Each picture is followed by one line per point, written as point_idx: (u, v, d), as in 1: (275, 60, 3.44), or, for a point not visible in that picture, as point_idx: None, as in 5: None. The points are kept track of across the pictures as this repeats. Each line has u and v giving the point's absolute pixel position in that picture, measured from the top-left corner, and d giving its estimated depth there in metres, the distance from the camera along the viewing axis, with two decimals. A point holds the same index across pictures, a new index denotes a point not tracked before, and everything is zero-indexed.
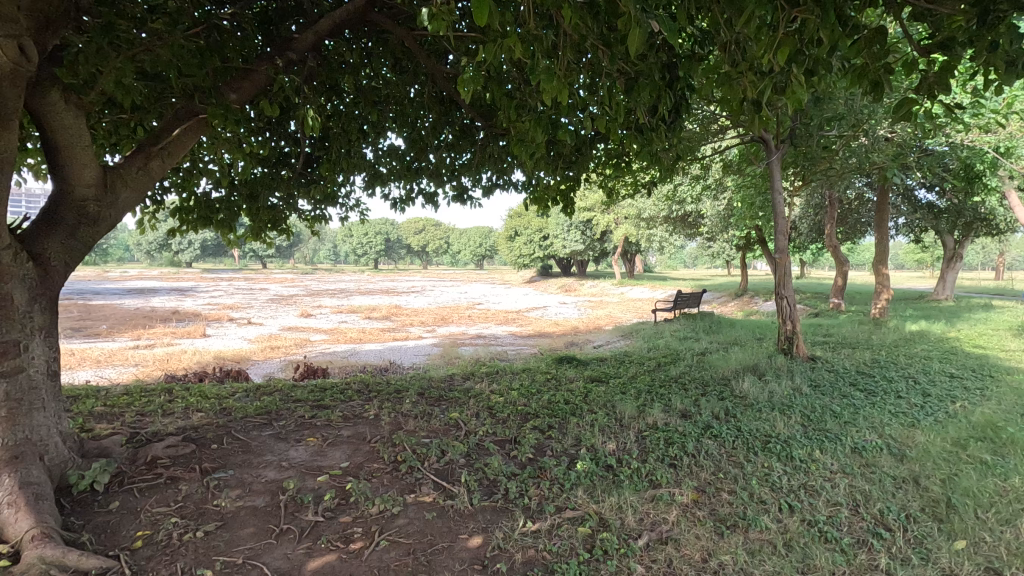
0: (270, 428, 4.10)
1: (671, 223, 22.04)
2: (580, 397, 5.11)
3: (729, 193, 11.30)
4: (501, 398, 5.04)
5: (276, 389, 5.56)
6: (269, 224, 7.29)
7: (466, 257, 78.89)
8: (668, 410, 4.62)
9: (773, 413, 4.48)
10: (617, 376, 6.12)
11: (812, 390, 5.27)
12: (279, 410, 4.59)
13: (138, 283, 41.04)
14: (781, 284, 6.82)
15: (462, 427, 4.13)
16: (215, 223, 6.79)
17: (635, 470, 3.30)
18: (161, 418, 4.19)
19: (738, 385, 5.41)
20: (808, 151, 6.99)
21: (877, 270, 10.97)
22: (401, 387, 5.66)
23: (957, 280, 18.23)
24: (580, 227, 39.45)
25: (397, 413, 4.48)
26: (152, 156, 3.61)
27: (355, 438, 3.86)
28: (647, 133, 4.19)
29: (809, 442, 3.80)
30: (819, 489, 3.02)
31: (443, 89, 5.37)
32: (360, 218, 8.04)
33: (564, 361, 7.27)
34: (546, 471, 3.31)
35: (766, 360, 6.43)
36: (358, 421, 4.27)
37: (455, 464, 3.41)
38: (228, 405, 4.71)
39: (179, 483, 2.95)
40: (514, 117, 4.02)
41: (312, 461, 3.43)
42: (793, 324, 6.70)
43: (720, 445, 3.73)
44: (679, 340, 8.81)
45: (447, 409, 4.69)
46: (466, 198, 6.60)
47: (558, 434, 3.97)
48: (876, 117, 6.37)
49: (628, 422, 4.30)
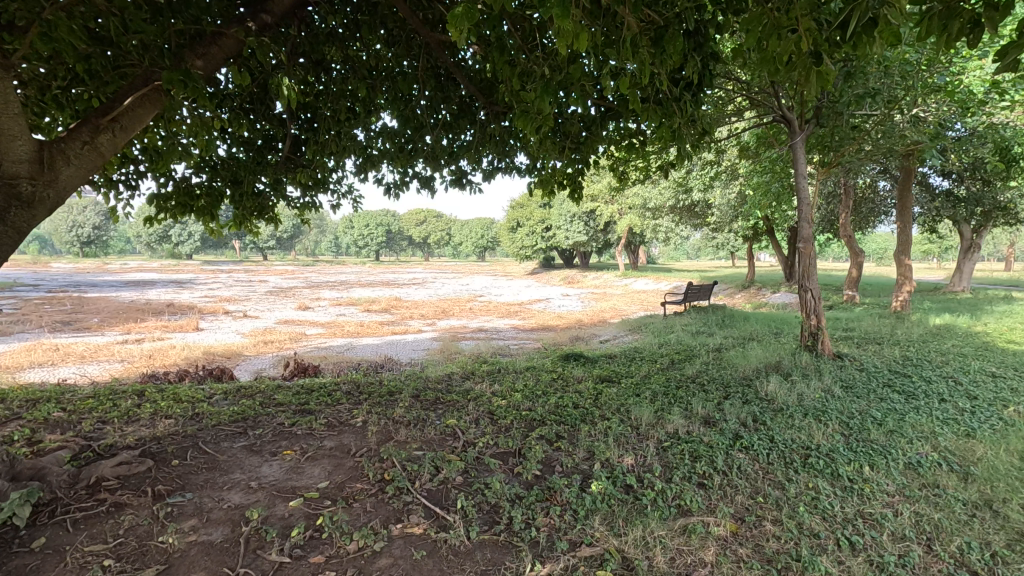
0: (244, 438, 3.65)
1: (678, 213, 21.53)
2: (590, 400, 4.66)
3: (742, 179, 10.76)
4: (504, 402, 4.59)
5: (259, 391, 5.10)
6: (255, 212, 6.84)
7: (468, 248, 78.38)
8: (689, 416, 4.16)
9: (807, 420, 4.01)
10: (630, 376, 5.64)
11: (845, 391, 4.80)
12: (258, 416, 4.15)
13: (138, 275, 40.60)
14: (805, 276, 6.31)
15: (460, 437, 3.68)
16: (196, 213, 6.35)
17: (660, 492, 2.85)
18: (123, 427, 3.74)
19: (763, 386, 4.94)
20: (836, 132, 6.47)
21: (898, 261, 10.46)
22: (394, 388, 5.21)
23: (974, 271, 17.69)
24: (583, 218, 38.78)
25: (389, 419, 4.03)
26: (101, 129, 3.12)
27: (338, 452, 3.41)
28: (669, 105, 3.71)
29: (854, 455, 3.34)
30: (880, 519, 2.56)
31: (439, 61, 4.89)
32: (353, 206, 7.58)
33: (571, 359, 6.81)
34: (556, 493, 2.87)
35: (789, 358, 5.97)
36: (343, 430, 3.82)
37: (451, 485, 2.96)
38: (203, 410, 4.27)
39: (124, 512, 2.52)
40: (517, 85, 3.51)
41: (286, 480, 2.99)
42: (819, 319, 6.21)
43: (753, 460, 3.28)
44: (691, 335, 8.33)
45: (444, 415, 4.23)
46: (465, 182, 6.13)
47: (568, 446, 3.52)
48: (913, 93, 5.86)
49: (645, 430, 3.85)
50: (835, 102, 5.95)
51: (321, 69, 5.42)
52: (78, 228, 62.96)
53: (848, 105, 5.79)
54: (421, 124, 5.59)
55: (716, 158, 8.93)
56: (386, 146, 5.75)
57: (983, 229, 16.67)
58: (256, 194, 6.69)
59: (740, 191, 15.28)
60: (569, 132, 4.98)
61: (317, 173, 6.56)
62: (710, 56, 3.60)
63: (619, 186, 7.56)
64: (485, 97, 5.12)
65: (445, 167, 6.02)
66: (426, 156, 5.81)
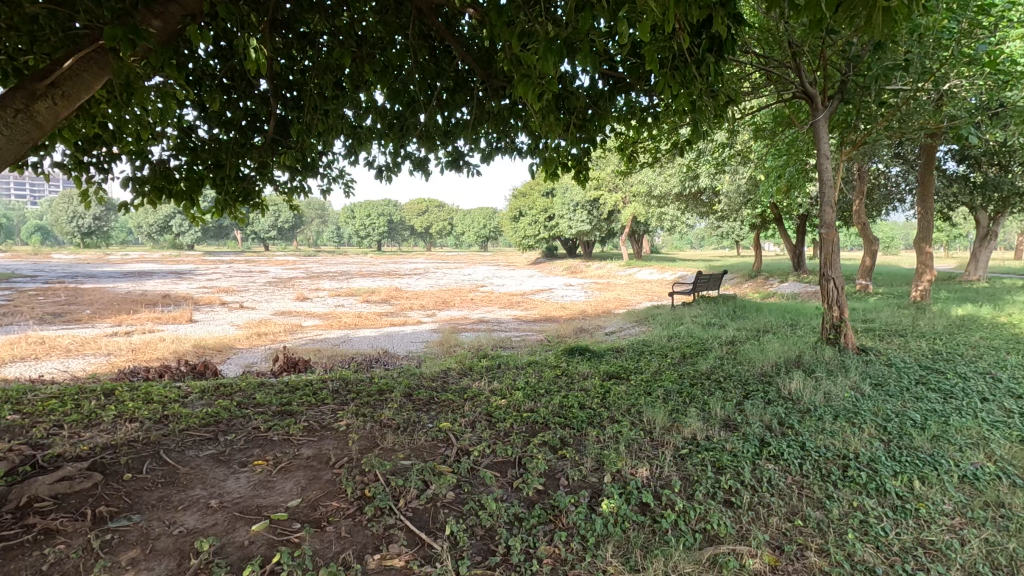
0: (212, 445, 3.28)
1: (683, 200, 21.03)
2: (597, 400, 4.27)
3: (753, 162, 10.30)
4: (503, 402, 4.21)
5: (239, 389, 4.73)
6: (240, 198, 6.45)
7: (470, 239, 77.92)
8: (707, 418, 3.76)
9: (839, 423, 3.62)
10: (639, 373, 5.23)
11: (875, 389, 4.41)
12: (232, 419, 3.76)
13: (137, 266, 40.31)
14: (827, 264, 5.88)
15: (453, 444, 3.30)
16: (176, 199, 5.96)
17: (682, 514, 2.46)
18: (77, 434, 3.36)
19: (785, 384, 4.54)
20: (861, 108, 6.03)
21: (917, 248, 10.01)
22: (385, 385, 4.84)
23: (990, 259, 17.17)
24: (586, 207, 37.66)
25: (375, 423, 3.65)
26: (39, 95, 2.70)
27: (316, 462, 3.03)
28: (688, 71, 3.30)
29: (900, 465, 2.94)
30: (945, 550, 2.18)
31: (431, 28, 4.47)
32: (347, 192, 7.18)
33: (576, 352, 6.40)
34: (561, 515, 2.49)
35: (810, 353, 5.55)
36: (324, 435, 3.44)
37: (441, 503, 2.59)
38: (173, 412, 3.89)
39: (53, 542, 2.16)
40: (516, 44, 3.06)
41: (251, 498, 2.61)
42: (842, 311, 5.80)
43: (785, 472, 2.89)
44: (701, 327, 7.92)
45: (437, 417, 3.85)
46: (462, 164, 5.71)
47: (574, 454, 3.15)
48: (945, 65, 5.43)
49: (660, 436, 3.46)
50: (862, 74, 5.52)
51: (305, 41, 5.01)
52: (78, 219, 62.69)
53: (876, 79, 5.35)
54: (413, 100, 5.17)
55: (729, 140, 8.47)
56: (376, 125, 5.32)
57: (1000, 216, 16.16)
58: (241, 178, 6.31)
59: (750, 177, 14.79)
60: (574, 107, 4.57)
61: (304, 156, 6.16)
62: (735, 14, 3.19)
63: (627, 169, 7.14)
64: (483, 70, 4.71)
65: (440, 147, 5.61)
66: (420, 135, 5.38)
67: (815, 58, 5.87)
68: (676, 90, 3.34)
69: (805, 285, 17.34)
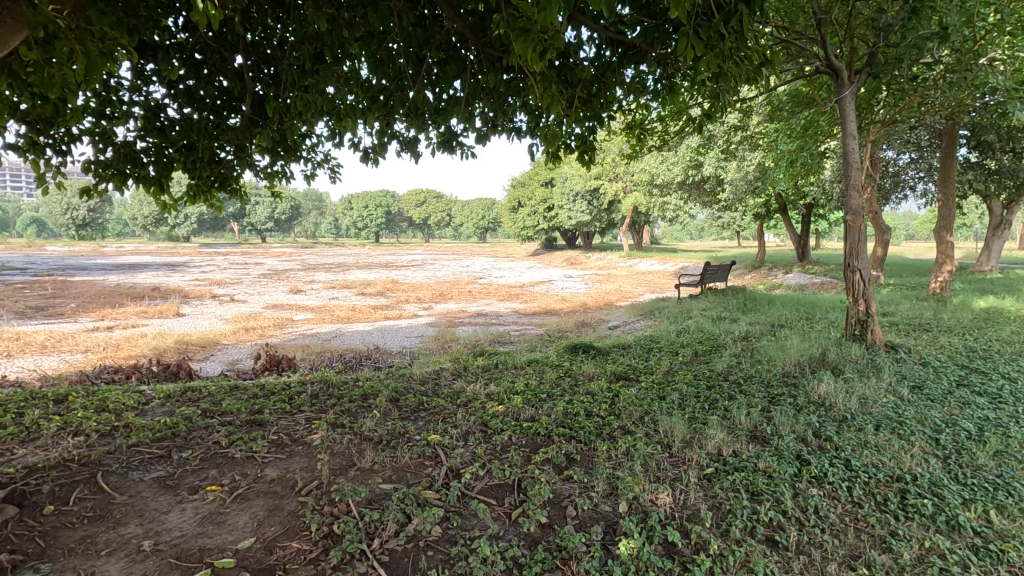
0: (161, 466, 2.81)
1: (686, 190, 20.60)
2: (605, 406, 3.82)
3: (764, 148, 9.85)
4: (500, 409, 3.76)
5: (208, 393, 4.26)
6: (215, 184, 5.94)
7: (468, 230, 77.37)
8: (731, 429, 3.32)
9: (883, 435, 3.17)
10: (649, 374, 4.77)
11: (915, 393, 3.96)
12: (191, 431, 3.30)
13: (133, 258, 39.68)
14: (854, 254, 5.40)
15: (442, 463, 2.86)
16: (143, 184, 5.44)
17: (718, 558, 2.03)
18: (6, 451, 2.91)
19: (813, 387, 4.09)
20: (891, 83, 5.55)
21: (937, 237, 9.53)
22: (371, 388, 4.40)
23: (1003, 249, 16.67)
24: (586, 197, 37.10)
25: (354, 437, 3.20)
26: None
27: (279, 488, 2.56)
28: (716, 27, 2.82)
29: (968, 491, 2.50)
30: None
31: None
32: (333, 178, 6.70)
33: (579, 349, 5.95)
34: (570, 559, 2.06)
35: (835, 350, 5.10)
36: (294, 452, 2.99)
37: (425, 543, 2.16)
38: (126, 423, 3.43)
39: None
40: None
41: (193, 539, 2.15)
42: (869, 305, 5.34)
43: (832, 500, 2.45)
44: (711, 321, 7.46)
45: (425, 429, 3.40)
46: (454, 145, 5.23)
47: (583, 476, 2.71)
48: (987, 34, 4.95)
49: (680, 451, 3.01)
50: (894, 45, 5.03)
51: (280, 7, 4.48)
52: (74, 212, 62.18)
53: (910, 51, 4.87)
54: (400, 73, 4.68)
55: (740, 122, 7.96)
56: (360, 102, 4.81)
57: (1015, 204, 15.63)
58: (216, 163, 5.79)
59: (758, 163, 14.25)
60: (579, 79, 4.11)
61: (285, 137, 5.66)
62: None
63: (635, 153, 6.65)
64: (477, 37, 4.23)
65: (431, 127, 5.12)
66: (408, 113, 4.89)
67: (840, 28, 5.38)
68: (702, 52, 2.88)
69: (811, 277, 16.88)
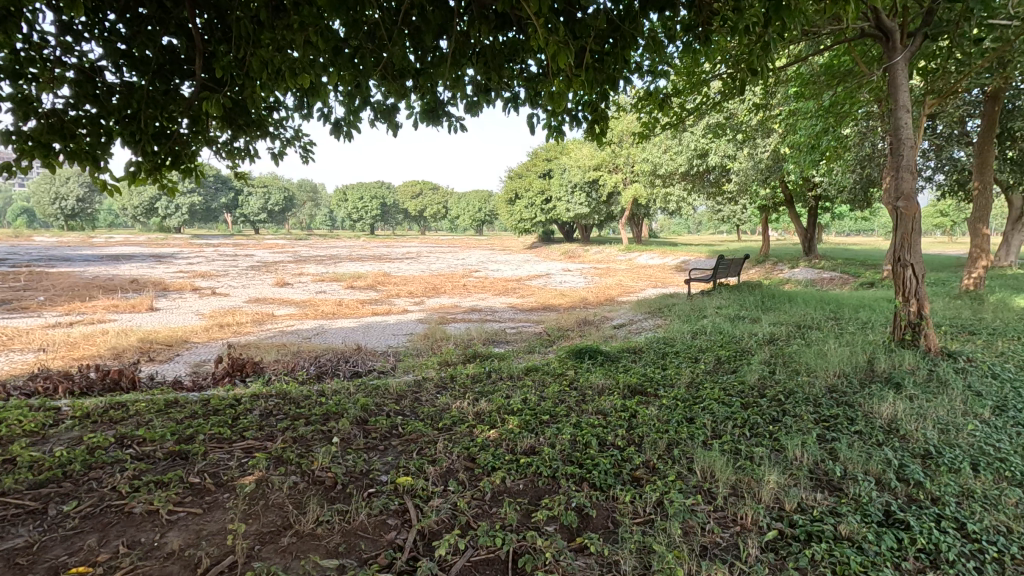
0: (25, 529, 2.05)
1: (689, 180, 19.85)
2: (622, 432, 3.07)
3: (783, 131, 9.08)
4: (491, 437, 3.00)
5: (135, 412, 3.48)
6: (166, 162, 5.09)
7: (465, 223, 76.24)
8: (788, 468, 2.59)
9: (989, 480, 2.44)
10: (670, 387, 4.02)
11: (1001, 416, 3.24)
12: (91, 470, 2.54)
13: (118, 248, 38.64)
14: (903, 246, 4.66)
15: (411, 524, 2.11)
16: (76, 160, 4.59)
17: None
18: None
19: (876, 408, 3.35)
20: (950, 47, 4.77)
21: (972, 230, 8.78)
22: (336, 404, 3.63)
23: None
24: (585, 189, 36.14)
25: (300, 480, 2.45)
26: None
27: (176, 568, 1.81)
28: None
29: None
30: None
31: None
32: (306, 158, 5.88)
33: (585, 353, 5.19)
34: None
35: (886, 359, 4.37)
36: (214, 505, 2.23)
37: None
38: (9, 457, 2.66)
39: None
40: None
41: None
42: (921, 305, 4.65)
43: None
44: (730, 321, 6.72)
45: (395, 465, 2.66)
46: (443, 117, 4.45)
47: (602, 546, 1.97)
48: None
49: (729, 505, 2.27)
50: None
51: None
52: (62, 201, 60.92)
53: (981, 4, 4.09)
54: (376, 25, 3.87)
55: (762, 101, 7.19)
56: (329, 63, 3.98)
57: None
58: (166, 137, 4.93)
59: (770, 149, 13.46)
60: (592, 29, 3.34)
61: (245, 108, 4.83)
62: None
63: (649, 131, 5.85)
64: None
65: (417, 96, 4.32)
66: (386, 77, 4.09)
67: None
68: None
69: (819, 272, 16.22)
